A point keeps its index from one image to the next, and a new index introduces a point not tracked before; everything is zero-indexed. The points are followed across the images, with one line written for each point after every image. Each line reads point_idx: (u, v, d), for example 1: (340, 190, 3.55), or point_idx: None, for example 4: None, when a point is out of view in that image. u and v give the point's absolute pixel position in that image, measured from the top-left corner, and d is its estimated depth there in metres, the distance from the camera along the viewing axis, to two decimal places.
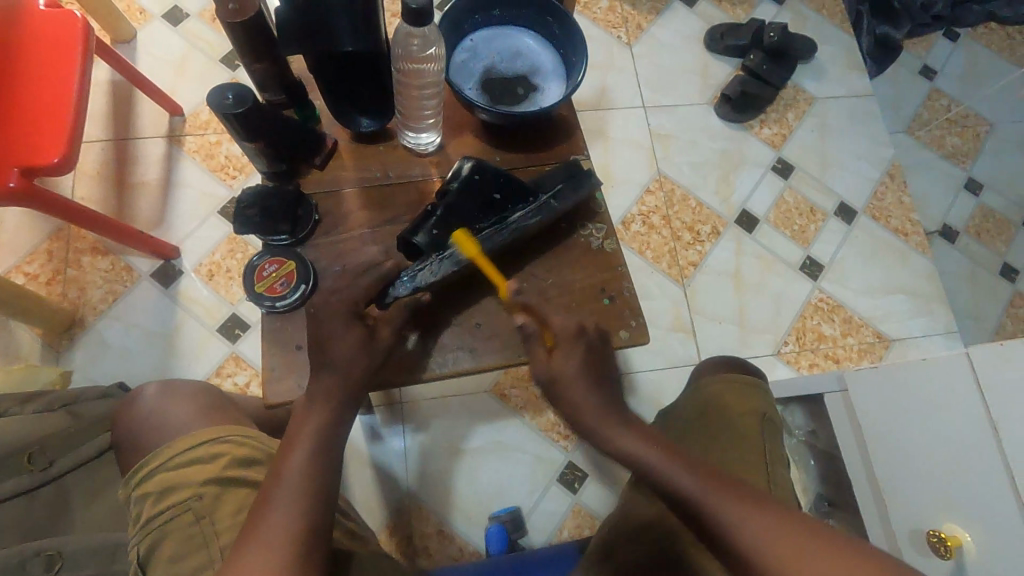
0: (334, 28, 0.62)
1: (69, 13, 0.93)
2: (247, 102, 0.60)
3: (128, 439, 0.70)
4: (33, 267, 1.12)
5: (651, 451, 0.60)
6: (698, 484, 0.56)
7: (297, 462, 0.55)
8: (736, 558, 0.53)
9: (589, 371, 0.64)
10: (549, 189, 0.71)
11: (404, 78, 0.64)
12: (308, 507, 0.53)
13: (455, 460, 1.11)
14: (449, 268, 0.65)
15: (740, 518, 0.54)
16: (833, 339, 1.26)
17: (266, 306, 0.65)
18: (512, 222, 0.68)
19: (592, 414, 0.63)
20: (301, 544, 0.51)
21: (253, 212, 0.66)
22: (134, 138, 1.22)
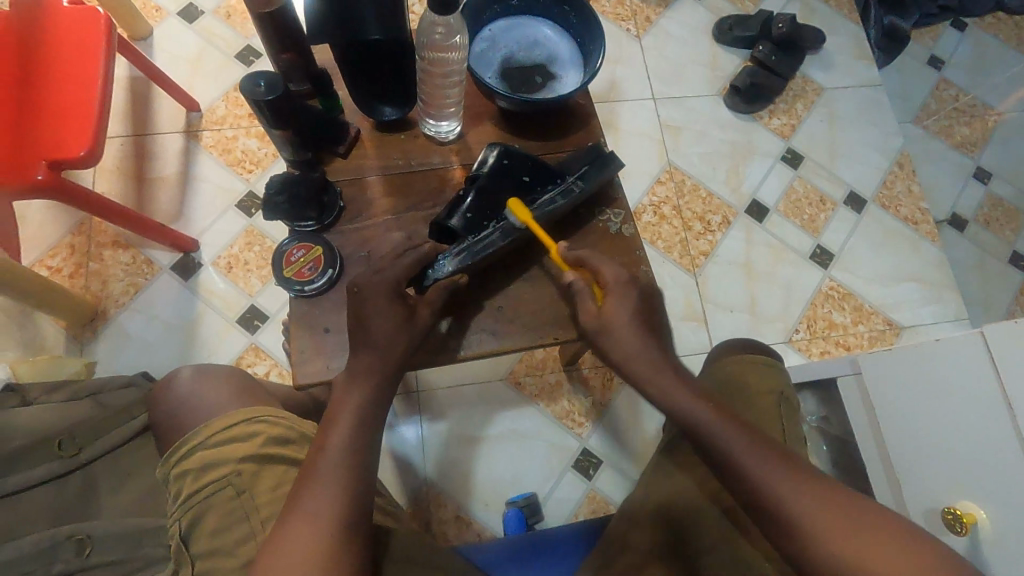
0: (361, 21, 0.64)
1: (92, 10, 0.95)
2: (277, 90, 0.61)
3: (169, 417, 0.72)
4: (55, 261, 1.15)
5: (715, 419, 0.62)
6: (761, 462, 0.59)
7: (340, 441, 0.56)
8: (778, 519, 0.57)
9: (640, 316, 0.66)
10: (575, 170, 0.73)
11: (428, 67, 0.66)
12: (348, 486, 0.54)
13: (473, 447, 1.12)
14: (486, 247, 0.67)
15: (799, 494, 0.57)
16: (844, 327, 1.28)
17: (295, 291, 0.66)
18: (543, 202, 0.69)
19: (643, 367, 0.65)
20: (344, 518, 0.53)
21: (281, 198, 0.67)
22: (153, 134, 1.24)
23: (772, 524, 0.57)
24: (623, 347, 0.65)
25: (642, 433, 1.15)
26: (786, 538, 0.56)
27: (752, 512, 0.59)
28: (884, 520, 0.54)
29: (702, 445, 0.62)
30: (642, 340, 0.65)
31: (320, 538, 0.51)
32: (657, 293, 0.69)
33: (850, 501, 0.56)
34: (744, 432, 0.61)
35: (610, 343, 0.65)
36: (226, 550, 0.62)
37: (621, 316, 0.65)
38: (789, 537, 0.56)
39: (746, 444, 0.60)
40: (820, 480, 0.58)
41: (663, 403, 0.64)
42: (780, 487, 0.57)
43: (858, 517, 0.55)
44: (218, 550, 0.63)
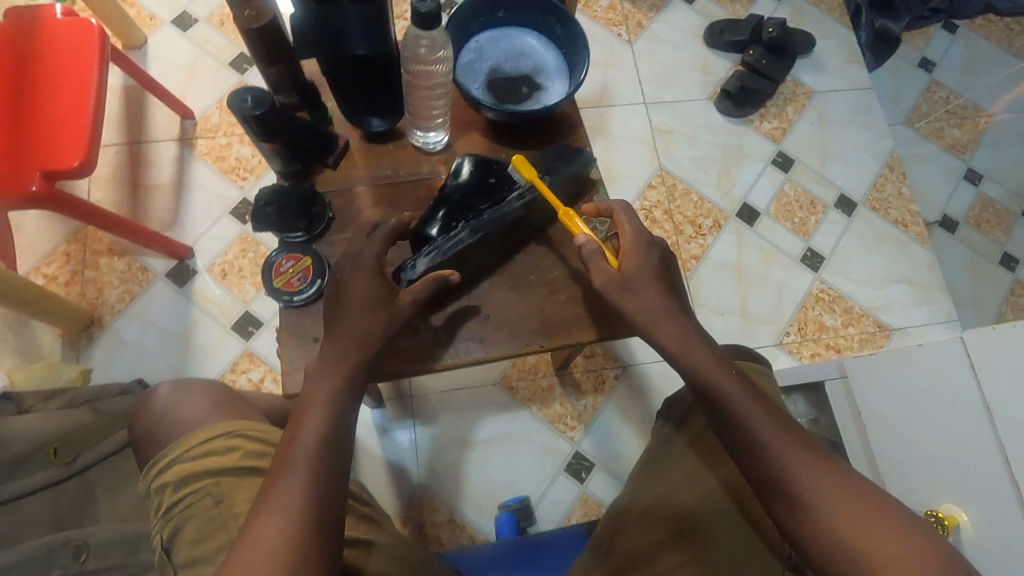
0: (348, 37, 0.63)
1: (85, 22, 0.96)
2: (265, 105, 0.62)
3: (148, 434, 0.71)
4: (51, 269, 1.16)
5: (735, 386, 0.61)
6: (778, 435, 0.58)
7: (313, 423, 0.57)
8: (788, 491, 0.56)
9: (661, 277, 0.68)
10: (543, 169, 0.73)
11: (414, 79, 0.67)
12: (317, 476, 0.54)
13: (464, 451, 1.13)
14: (456, 245, 0.67)
15: (815, 471, 0.56)
16: (834, 330, 1.28)
17: (284, 301, 0.67)
18: (512, 199, 0.69)
19: (668, 325, 0.66)
20: (315, 506, 0.53)
21: (272, 210, 0.68)
22: (147, 141, 1.25)
23: (779, 494, 0.57)
24: (644, 302, 0.66)
25: (634, 435, 1.16)
26: (790, 509, 0.56)
27: (757, 482, 0.58)
28: (890, 504, 0.55)
29: (717, 411, 0.61)
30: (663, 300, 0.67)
31: (290, 526, 0.51)
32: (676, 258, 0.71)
33: (858, 482, 0.56)
34: (763, 404, 0.60)
35: (630, 300, 0.66)
36: (206, 559, 0.62)
37: (643, 275, 0.67)
38: (796, 509, 0.56)
39: (763, 415, 0.59)
40: (830, 459, 0.58)
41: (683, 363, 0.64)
42: (793, 461, 0.57)
43: (865, 498, 0.55)
44: (198, 559, 0.63)
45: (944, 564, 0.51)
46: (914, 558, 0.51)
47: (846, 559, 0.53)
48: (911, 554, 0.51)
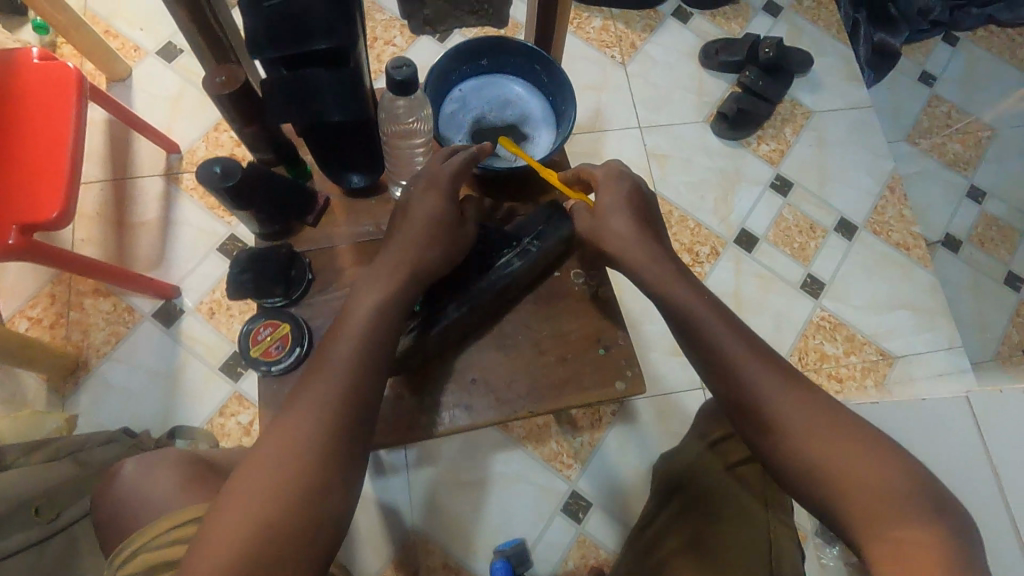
0: (320, 104, 0.57)
1: (61, 65, 0.93)
2: (237, 175, 0.60)
3: (119, 511, 0.69)
4: (35, 311, 1.14)
5: (710, 316, 0.64)
6: (756, 365, 0.61)
7: (345, 355, 0.58)
8: (759, 417, 0.59)
9: (632, 204, 0.68)
10: (532, 231, 0.71)
11: (392, 139, 0.69)
12: (322, 424, 0.55)
13: (458, 492, 1.11)
14: (440, 326, 0.66)
15: (785, 396, 0.59)
16: (836, 358, 1.26)
17: (262, 370, 0.64)
18: (498, 271, 0.68)
19: (650, 267, 0.66)
20: (313, 456, 0.53)
21: (247, 276, 0.64)
22: (133, 177, 1.23)
23: (754, 421, 0.60)
24: (613, 231, 0.67)
25: (633, 472, 1.14)
26: (765, 433, 0.59)
27: (735, 410, 0.62)
28: (862, 427, 0.57)
29: (697, 345, 0.64)
30: (642, 231, 0.67)
31: (283, 477, 0.52)
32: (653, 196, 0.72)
33: (833, 407, 0.59)
34: (736, 332, 0.63)
35: (603, 235, 0.68)
36: None
37: (613, 203, 0.68)
38: (767, 433, 0.59)
39: (741, 348, 0.62)
40: (806, 386, 0.60)
41: (662, 299, 0.66)
42: (770, 390, 0.59)
43: (838, 421, 0.58)
44: None
45: (911, 481, 0.54)
46: (882, 476, 0.54)
47: (817, 479, 0.56)
48: (881, 473, 0.54)
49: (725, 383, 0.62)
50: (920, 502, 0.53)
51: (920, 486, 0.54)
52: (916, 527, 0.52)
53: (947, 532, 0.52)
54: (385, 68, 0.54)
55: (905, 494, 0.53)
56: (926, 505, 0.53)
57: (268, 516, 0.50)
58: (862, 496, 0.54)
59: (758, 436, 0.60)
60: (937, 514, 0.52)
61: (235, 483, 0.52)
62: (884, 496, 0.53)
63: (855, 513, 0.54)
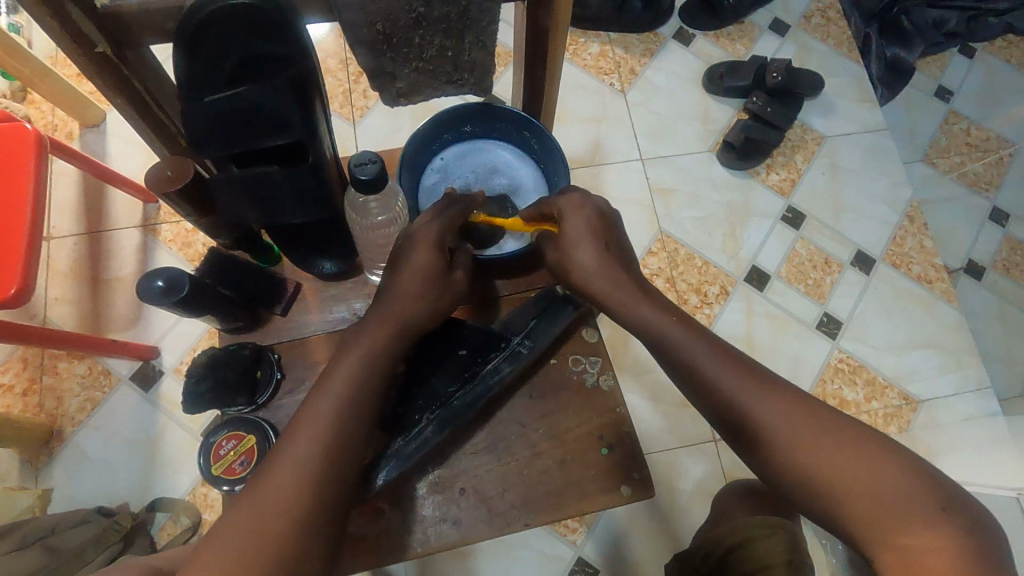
0: (278, 204, 0.57)
1: (19, 127, 0.88)
2: (179, 289, 0.54)
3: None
4: (7, 377, 1.08)
5: (679, 331, 0.63)
6: (736, 379, 0.59)
7: (328, 410, 0.54)
8: (747, 435, 0.58)
9: (597, 233, 0.67)
10: (522, 328, 0.72)
11: (367, 231, 0.62)
12: (301, 484, 0.50)
13: (455, 562, 1.04)
14: (423, 442, 0.65)
15: (766, 406, 0.57)
16: (856, 405, 1.18)
17: (225, 489, 0.59)
18: (485, 377, 0.69)
19: (619, 295, 0.66)
20: (290, 516, 0.49)
21: (206, 386, 0.58)
22: (108, 230, 1.17)
23: (745, 440, 0.58)
24: (580, 264, 0.67)
25: (643, 538, 1.06)
26: (757, 450, 0.57)
27: (728, 430, 0.60)
28: (855, 427, 0.54)
29: (674, 364, 0.62)
30: (610, 260, 0.67)
31: (253, 545, 0.46)
32: (617, 215, 0.70)
33: (821, 411, 0.56)
34: (707, 344, 0.62)
35: (573, 268, 0.68)
36: None
37: (580, 234, 0.67)
38: (759, 450, 0.57)
39: (718, 362, 0.60)
40: (790, 393, 0.58)
41: (633, 320, 0.65)
42: (752, 404, 0.57)
43: (828, 425, 0.54)
44: None
45: (912, 479, 0.50)
46: (881, 478, 0.50)
47: (817, 490, 0.53)
48: (879, 475, 0.50)
49: (706, 401, 0.60)
50: (926, 500, 0.48)
51: (923, 483, 0.49)
52: (925, 529, 0.47)
53: (960, 530, 0.47)
54: (347, 167, 0.49)
55: (908, 494, 0.49)
56: (934, 501, 0.48)
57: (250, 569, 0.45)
58: (861, 502, 0.50)
59: (753, 453, 0.58)
60: (947, 511, 0.48)
61: (214, 537, 0.47)
62: (884, 499, 0.49)
63: (859, 522, 0.50)
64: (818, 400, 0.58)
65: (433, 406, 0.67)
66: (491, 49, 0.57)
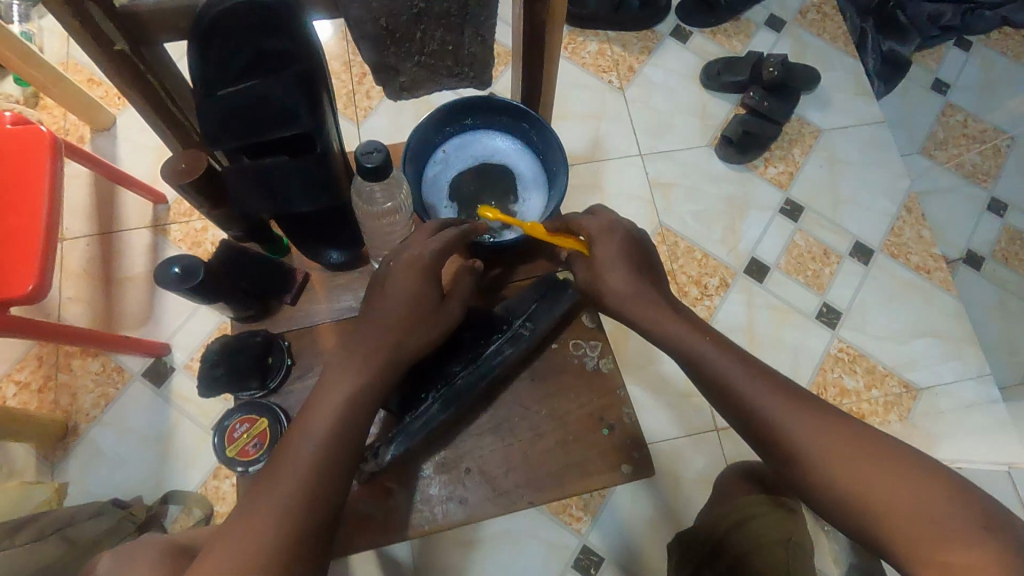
0: (287, 193, 0.59)
1: (35, 129, 0.90)
2: (195, 276, 0.57)
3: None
4: (23, 375, 1.10)
5: (712, 348, 0.64)
6: (769, 398, 0.60)
7: (331, 414, 0.57)
8: (781, 451, 0.59)
9: (629, 260, 0.69)
10: (524, 311, 0.73)
11: (370, 219, 0.65)
12: (313, 468, 0.54)
13: (463, 552, 1.06)
14: (429, 421, 0.67)
15: (800, 424, 0.58)
16: (856, 393, 1.20)
17: (239, 471, 0.61)
18: (487, 358, 0.70)
19: (648, 309, 0.67)
20: (304, 501, 0.53)
21: (219, 371, 0.61)
22: (119, 231, 1.19)
23: (778, 456, 0.59)
24: (614, 289, 0.68)
25: (647, 525, 1.08)
26: (793, 468, 0.58)
27: (761, 448, 0.61)
28: (889, 446, 0.56)
29: (707, 380, 0.64)
30: (643, 282, 0.68)
31: (270, 524, 0.50)
32: (651, 246, 0.73)
33: (856, 430, 0.57)
34: (740, 361, 0.63)
35: (604, 291, 0.69)
36: None
37: (611, 260, 0.68)
38: (793, 466, 0.58)
39: (752, 380, 0.61)
40: (824, 411, 0.59)
41: (664, 337, 0.67)
42: (785, 421, 0.59)
43: (863, 444, 0.56)
44: None
45: (948, 499, 0.51)
46: (918, 497, 0.52)
47: (853, 507, 0.54)
48: (916, 494, 0.52)
49: (739, 417, 0.62)
50: (963, 520, 0.50)
51: (960, 501, 0.51)
52: (964, 548, 0.49)
53: (999, 549, 0.48)
54: (354, 155, 0.51)
55: (944, 514, 0.50)
56: (973, 522, 0.50)
57: (251, 566, 0.47)
58: (898, 520, 0.52)
59: (786, 469, 0.59)
60: (986, 531, 0.49)
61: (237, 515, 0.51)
62: (923, 518, 0.51)
63: (898, 540, 0.52)
64: (850, 416, 0.59)
65: (438, 385, 0.69)
66: (490, 43, 0.59)
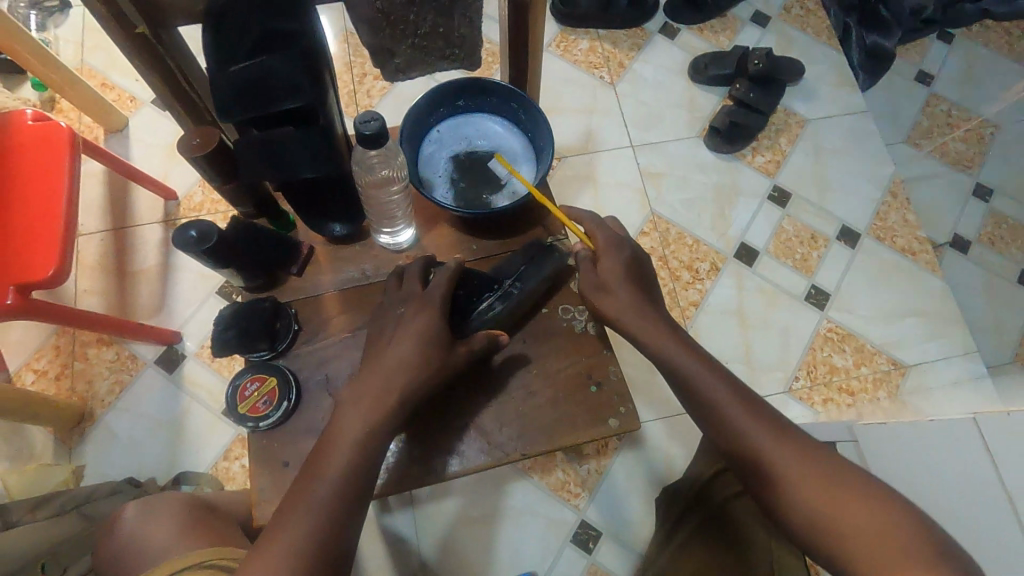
0: (292, 161, 0.63)
1: (55, 125, 0.96)
2: (211, 238, 0.61)
3: (108, 568, 0.66)
4: (41, 364, 1.15)
5: (702, 372, 0.68)
6: (751, 421, 0.64)
7: (351, 436, 0.61)
8: (757, 472, 0.62)
9: (629, 273, 0.74)
10: (513, 273, 0.77)
11: (369, 192, 0.70)
12: (342, 479, 0.59)
13: (466, 528, 1.09)
14: None
15: (777, 449, 0.62)
16: (845, 371, 1.23)
17: (250, 426, 0.67)
18: (480, 314, 0.73)
19: (642, 330, 0.71)
20: (332, 518, 0.57)
21: (231, 333, 0.66)
22: (132, 226, 1.25)
23: (756, 478, 0.63)
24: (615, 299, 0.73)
25: (642, 499, 1.11)
26: (766, 488, 0.62)
27: (741, 470, 0.65)
28: (858, 475, 0.59)
29: (695, 402, 0.68)
30: (642, 300, 0.73)
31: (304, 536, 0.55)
32: (650, 265, 0.78)
33: (828, 458, 0.61)
34: (727, 385, 0.67)
35: (605, 298, 0.73)
36: None
37: (613, 272, 0.73)
38: (768, 488, 0.61)
39: (739, 406, 0.65)
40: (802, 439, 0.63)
41: (656, 358, 0.71)
42: (763, 443, 0.62)
43: (833, 471, 0.59)
44: None
45: (906, 525, 0.54)
46: (877, 521, 0.54)
47: (819, 529, 0.57)
48: (877, 519, 0.55)
49: (723, 439, 0.66)
50: (920, 545, 0.52)
51: (918, 529, 0.53)
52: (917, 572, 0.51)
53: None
54: (354, 125, 0.56)
55: (902, 537, 0.53)
56: (929, 548, 0.52)
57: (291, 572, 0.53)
58: (858, 542, 0.54)
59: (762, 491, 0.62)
60: (940, 555, 0.51)
61: (277, 529, 0.56)
62: (882, 540, 0.53)
63: (858, 563, 0.54)
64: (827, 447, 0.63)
65: None
66: (479, 25, 0.64)
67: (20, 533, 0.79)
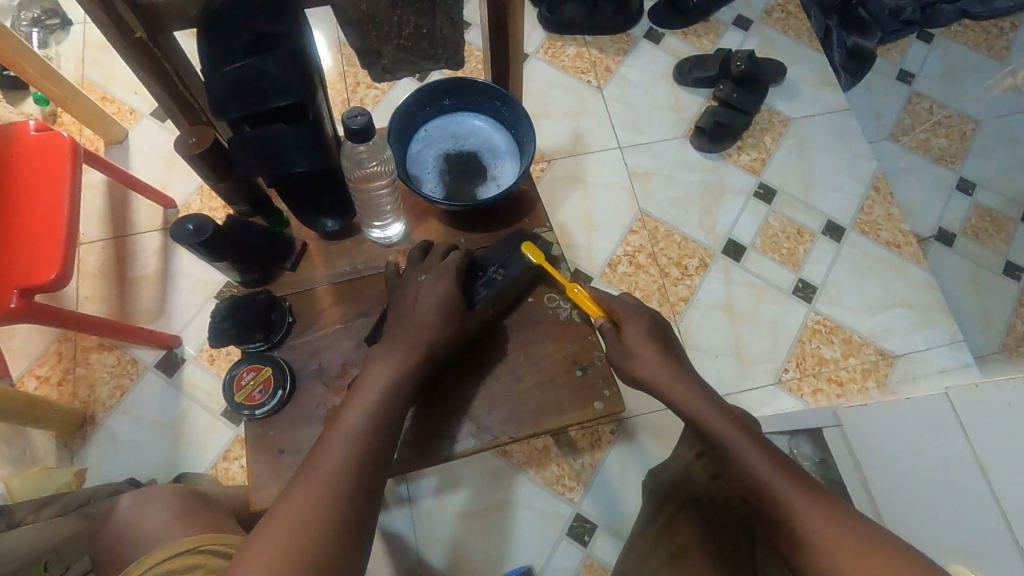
0: (285, 157, 0.66)
1: (57, 136, 0.99)
2: (206, 231, 0.64)
3: (106, 557, 0.68)
4: (43, 370, 1.17)
5: (734, 430, 0.68)
6: (782, 481, 0.63)
7: (352, 419, 0.63)
8: (787, 533, 0.61)
9: (654, 340, 0.75)
10: (494, 262, 0.78)
11: (358, 185, 0.73)
12: (342, 462, 0.60)
13: (463, 524, 1.11)
14: None
15: (809, 512, 0.60)
16: (834, 362, 1.25)
17: (246, 415, 0.70)
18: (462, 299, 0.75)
19: (664, 385, 0.72)
20: (331, 514, 0.56)
21: (227, 324, 0.68)
22: (132, 234, 1.27)
23: (786, 542, 0.61)
24: (643, 361, 0.74)
25: (636, 492, 1.13)
26: (795, 550, 0.60)
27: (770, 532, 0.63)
28: (897, 546, 0.56)
29: (726, 461, 0.67)
30: (669, 361, 0.74)
31: (301, 521, 0.55)
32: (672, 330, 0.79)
33: (865, 525, 0.59)
34: (760, 446, 0.66)
35: (635, 363, 0.74)
36: None
37: (639, 341, 0.75)
38: (799, 551, 0.60)
39: (770, 466, 0.65)
40: (838, 506, 0.61)
41: (687, 410, 0.71)
42: (795, 505, 0.61)
43: (868, 538, 0.57)
44: None
45: None
46: None
47: None
48: None
49: (753, 499, 0.65)
50: None
51: None
52: None
53: None
54: (341, 121, 0.59)
55: None
56: None
57: (290, 550, 0.53)
58: None
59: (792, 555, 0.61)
60: None
61: (281, 509, 0.56)
62: None
63: None
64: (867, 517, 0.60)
65: None
66: (459, 26, 0.68)
67: (25, 530, 0.81)
